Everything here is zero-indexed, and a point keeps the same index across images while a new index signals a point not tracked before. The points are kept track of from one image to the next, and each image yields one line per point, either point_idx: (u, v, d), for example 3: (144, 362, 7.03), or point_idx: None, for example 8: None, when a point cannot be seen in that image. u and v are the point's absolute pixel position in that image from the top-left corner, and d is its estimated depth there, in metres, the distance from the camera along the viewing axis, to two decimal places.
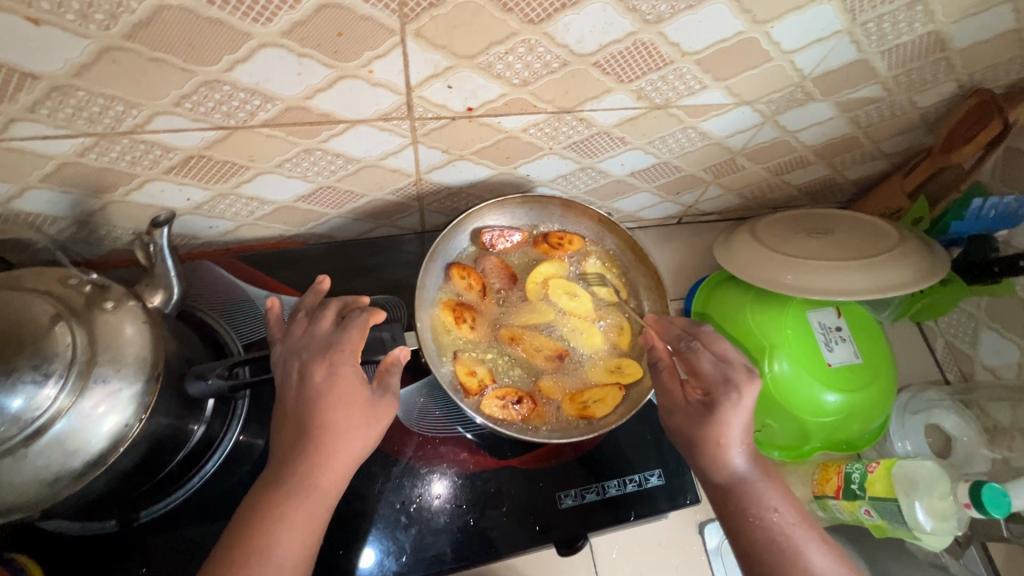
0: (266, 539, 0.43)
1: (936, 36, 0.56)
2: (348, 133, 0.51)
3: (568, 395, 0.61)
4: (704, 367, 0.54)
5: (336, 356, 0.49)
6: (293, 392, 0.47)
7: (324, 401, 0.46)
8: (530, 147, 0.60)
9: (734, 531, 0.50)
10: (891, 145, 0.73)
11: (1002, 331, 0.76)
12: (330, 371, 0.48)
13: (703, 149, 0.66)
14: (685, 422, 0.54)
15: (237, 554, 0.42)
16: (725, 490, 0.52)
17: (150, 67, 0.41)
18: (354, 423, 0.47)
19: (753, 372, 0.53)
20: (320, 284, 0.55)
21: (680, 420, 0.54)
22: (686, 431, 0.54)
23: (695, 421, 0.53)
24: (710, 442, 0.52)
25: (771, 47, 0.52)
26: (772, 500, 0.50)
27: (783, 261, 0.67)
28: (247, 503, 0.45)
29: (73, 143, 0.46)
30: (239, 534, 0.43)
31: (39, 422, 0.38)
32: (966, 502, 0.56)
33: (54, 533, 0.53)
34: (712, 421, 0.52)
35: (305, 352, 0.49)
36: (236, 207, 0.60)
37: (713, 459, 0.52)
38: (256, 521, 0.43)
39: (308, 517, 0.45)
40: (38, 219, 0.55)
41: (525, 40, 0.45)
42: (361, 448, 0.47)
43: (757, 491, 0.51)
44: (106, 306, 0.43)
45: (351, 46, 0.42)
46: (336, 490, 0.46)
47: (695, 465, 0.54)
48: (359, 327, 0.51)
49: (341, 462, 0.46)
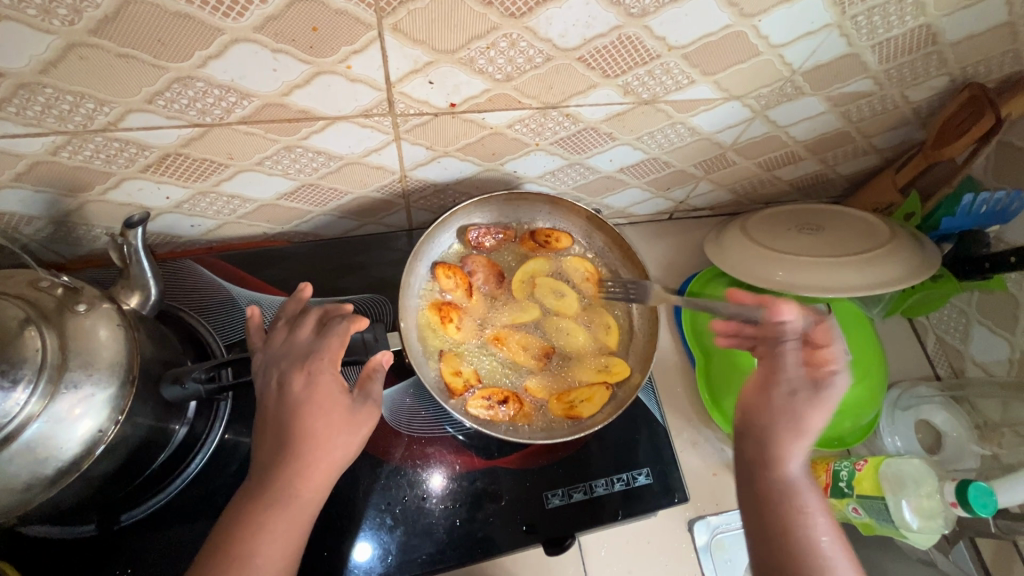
0: (246, 548, 0.42)
1: (928, 29, 0.55)
2: (328, 130, 0.50)
3: (555, 394, 0.60)
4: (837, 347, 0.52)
5: (316, 364, 0.48)
6: (272, 401, 0.47)
7: (303, 410, 0.45)
8: (516, 143, 0.59)
9: (774, 521, 0.49)
10: (883, 139, 0.72)
11: (993, 328, 0.76)
12: (309, 380, 0.47)
13: (692, 145, 0.65)
14: (799, 403, 0.51)
15: (217, 563, 0.41)
16: (772, 482, 0.51)
17: (119, 63, 0.40)
18: (335, 432, 0.46)
19: None
20: (302, 291, 0.55)
21: (776, 400, 0.52)
22: (784, 411, 0.51)
23: (811, 402, 0.51)
24: (803, 427, 0.51)
25: (759, 41, 0.51)
26: (815, 505, 0.50)
27: (772, 258, 0.66)
28: (228, 513, 0.44)
29: (44, 142, 0.45)
30: (220, 542, 0.42)
31: (9, 429, 0.37)
32: (952, 501, 0.56)
33: (33, 539, 0.52)
34: (825, 407, 0.51)
35: (284, 360, 0.49)
36: (217, 205, 0.59)
37: (785, 448, 0.51)
38: (236, 529, 0.42)
39: (290, 526, 0.43)
40: (14, 219, 0.54)
41: (506, 34, 0.44)
42: (343, 456, 0.46)
43: (804, 493, 0.50)
44: (78, 308, 0.42)
45: (327, 41, 0.41)
46: (318, 498, 0.45)
47: (754, 453, 0.52)
48: (339, 336, 0.50)
49: (322, 470, 0.45)
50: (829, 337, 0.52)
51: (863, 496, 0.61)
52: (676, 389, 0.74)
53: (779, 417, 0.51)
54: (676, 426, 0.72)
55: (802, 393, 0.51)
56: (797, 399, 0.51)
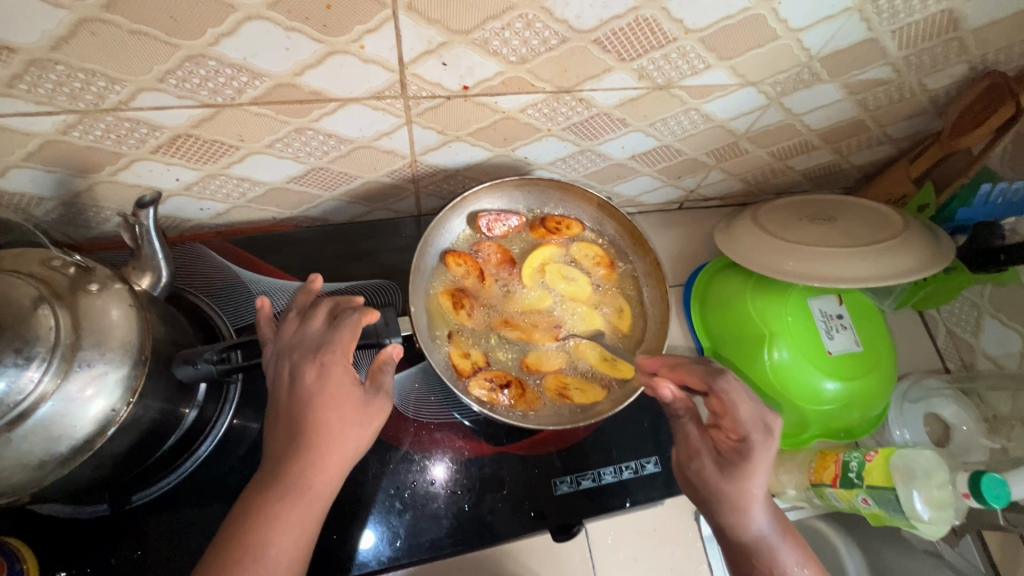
0: (259, 538, 0.41)
1: (949, 14, 0.54)
2: (340, 112, 0.50)
3: (555, 373, 0.61)
4: (742, 414, 0.48)
5: (328, 356, 0.47)
6: (285, 392, 0.46)
7: (315, 402, 0.45)
8: (528, 128, 0.58)
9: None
10: (899, 129, 0.71)
11: (1005, 321, 0.76)
12: (321, 372, 0.46)
13: (705, 133, 0.65)
14: (717, 477, 0.49)
15: (229, 552, 0.41)
16: (746, 548, 0.49)
17: (130, 40, 0.39)
18: (347, 424, 0.45)
19: (769, 433, 0.48)
20: (313, 282, 0.54)
21: (708, 474, 0.50)
22: (712, 483, 0.49)
23: (726, 476, 0.49)
24: (737, 499, 0.48)
25: (778, 25, 0.50)
26: (793, 560, 0.48)
27: (782, 247, 0.66)
28: (240, 502, 0.44)
29: (55, 120, 0.45)
30: (233, 532, 0.42)
31: (22, 406, 0.37)
32: (965, 491, 0.57)
33: (44, 517, 0.52)
34: (743, 476, 0.48)
35: (297, 351, 0.48)
36: (227, 188, 0.59)
37: (740, 516, 0.48)
38: (249, 520, 0.42)
39: (302, 517, 0.43)
40: (25, 199, 0.53)
41: (522, 15, 0.43)
42: (355, 448, 0.46)
43: (777, 555, 0.48)
44: (90, 288, 0.42)
45: (341, 19, 0.41)
46: (331, 489, 0.45)
47: (715, 519, 0.50)
48: (351, 326, 0.49)
49: (335, 462, 0.45)
50: (726, 406, 0.49)
51: (874, 487, 0.60)
52: None
53: (719, 496, 0.49)
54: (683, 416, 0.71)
55: (725, 467, 0.49)
56: (723, 474, 0.49)
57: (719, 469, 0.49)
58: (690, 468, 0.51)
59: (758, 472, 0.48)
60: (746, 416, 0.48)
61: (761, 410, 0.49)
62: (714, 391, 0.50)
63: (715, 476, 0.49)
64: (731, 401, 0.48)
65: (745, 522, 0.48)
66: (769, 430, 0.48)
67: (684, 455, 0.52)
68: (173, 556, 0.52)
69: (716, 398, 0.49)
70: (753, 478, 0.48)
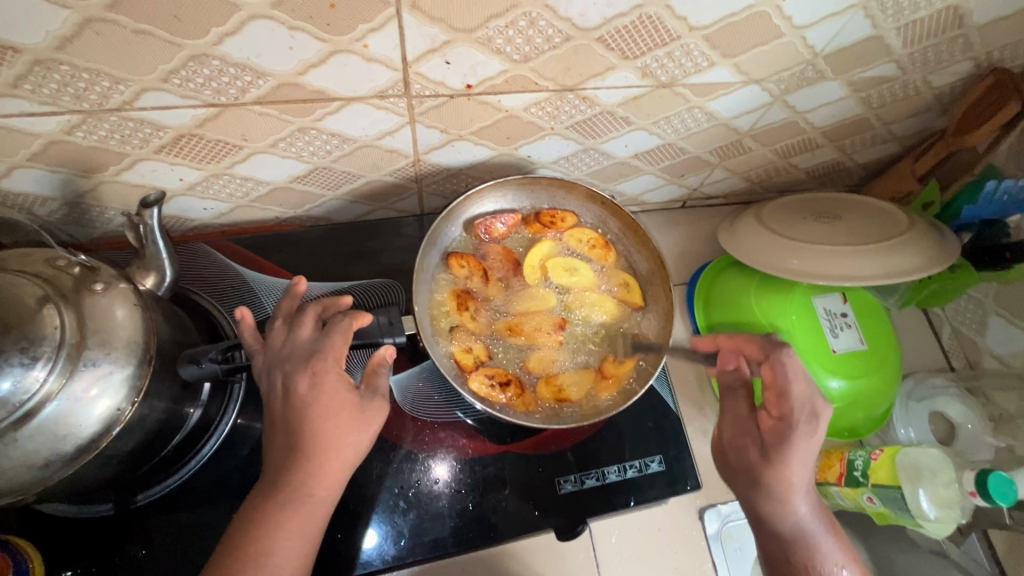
0: (262, 546, 0.42)
1: (955, 11, 0.54)
2: (343, 111, 0.50)
3: (551, 372, 0.60)
4: (793, 393, 0.50)
5: (320, 364, 0.46)
6: (279, 403, 0.46)
7: (310, 412, 0.45)
8: (532, 127, 0.58)
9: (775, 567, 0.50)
10: (903, 126, 0.71)
11: (1010, 319, 0.75)
12: (314, 381, 0.46)
13: (709, 130, 0.65)
14: (761, 462, 0.51)
15: (234, 558, 0.41)
16: (783, 541, 0.50)
17: (134, 40, 0.39)
18: (344, 431, 0.45)
19: (812, 419, 0.50)
20: (297, 286, 0.53)
21: (752, 455, 0.52)
22: (754, 468, 0.51)
23: (769, 458, 0.50)
24: (780, 485, 0.49)
25: (781, 22, 0.50)
26: (832, 557, 0.49)
27: (786, 245, 0.66)
28: (242, 512, 0.44)
29: (59, 120, 0.45)
30: (235, 542, 0.42)
31: (28, 406, 0.37)
32: (970, 490, 0.56)
33: (48, 516, 0.52)
34: (787, 460, 0.49)
35: (288, 362, 0.47)
36: (231, 188, 0.59)
37: (781, 505, 0.49)
38: (252, 528, 0.42)
39: (304, 525, 0.43)
40: (29, 199, 0.54)
41: (526, 13, 0.43)
42: (354, 454, 0.46)
43: (816, 545, 0.49)
44: (95, 288, 0.42)
45: (344, 19, 0.41)
46: (332, 496, 0.45)
47: (755, 508, 0.51)
48: (342, 332, 0.48)
49: (334, 470, 0.45)
50: (780, 378, 0.51)
51: (879, 485, 0.61)
52: (688, 377, 0.73)
53: (764, 485, 0.50)
54: (686, 414, 0.71)
55: (770, 451, 0.50)
56: (768, 458, 0.50)
57: (762, 453, 0.51)
58: (739, 449, 0.53)
59: (799, 454, 0.49)
60: (796, 396, 0.50)
61: (811, 393, 0.51)
62: (770, 361, 0.52)
63: (760, 460, 0.51)
64: (784, 375, 0.51)
65: (786, 509, 0.49)
66: (814, 414, 0.50)
67: (730, 432, 0.55)
68: (175, 553, 0.53)
69: (769, 368, 0.52)
70: (793, 461, 0.49)
